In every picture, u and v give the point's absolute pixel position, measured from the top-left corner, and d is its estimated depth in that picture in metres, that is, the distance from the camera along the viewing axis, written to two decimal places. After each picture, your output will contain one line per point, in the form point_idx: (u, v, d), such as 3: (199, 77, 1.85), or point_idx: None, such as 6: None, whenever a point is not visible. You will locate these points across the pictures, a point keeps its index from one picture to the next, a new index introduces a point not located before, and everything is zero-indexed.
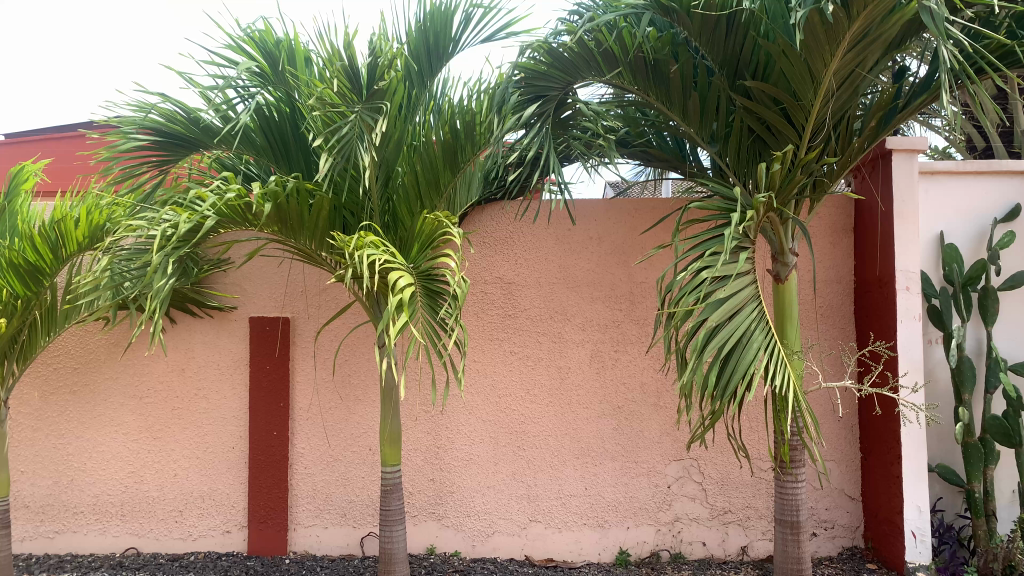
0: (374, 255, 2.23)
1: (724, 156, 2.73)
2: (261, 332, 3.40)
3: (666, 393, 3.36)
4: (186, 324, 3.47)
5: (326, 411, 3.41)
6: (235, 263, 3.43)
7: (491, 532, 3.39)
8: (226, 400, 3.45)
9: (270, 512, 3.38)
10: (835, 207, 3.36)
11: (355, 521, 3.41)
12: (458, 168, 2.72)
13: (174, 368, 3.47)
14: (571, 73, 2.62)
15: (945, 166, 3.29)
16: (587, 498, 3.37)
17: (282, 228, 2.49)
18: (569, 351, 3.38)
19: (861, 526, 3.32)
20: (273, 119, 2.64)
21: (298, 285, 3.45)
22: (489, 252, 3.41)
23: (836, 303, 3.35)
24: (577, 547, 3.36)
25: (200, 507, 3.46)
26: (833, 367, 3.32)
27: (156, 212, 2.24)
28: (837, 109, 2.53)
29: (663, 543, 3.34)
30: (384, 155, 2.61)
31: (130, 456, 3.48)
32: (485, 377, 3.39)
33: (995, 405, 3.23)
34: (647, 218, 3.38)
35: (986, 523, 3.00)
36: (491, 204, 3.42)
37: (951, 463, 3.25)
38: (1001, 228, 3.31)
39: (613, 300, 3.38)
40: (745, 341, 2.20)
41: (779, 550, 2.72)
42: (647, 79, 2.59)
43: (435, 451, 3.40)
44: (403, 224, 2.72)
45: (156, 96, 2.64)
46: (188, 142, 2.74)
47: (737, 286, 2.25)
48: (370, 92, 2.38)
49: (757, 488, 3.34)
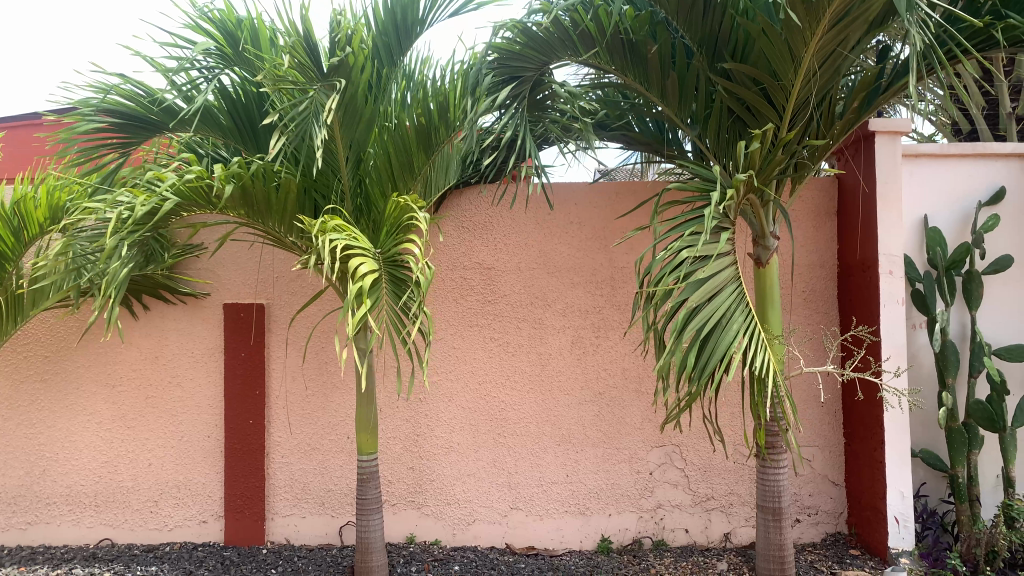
0: (336, 241, 2.16)
1: (705, 138, 2.68)
2: (235, 318, 3.34)
3: (647, 378, 3.31)
4: (159, 311, 3.41)
5: (304, 398, 3.36)
6: (208, 248, 3.37)
7: (471, 520, 3.35)
8: (200, 388, 3.39)
9: (247, 502, 3.33)
10: (818, 189, 3.31)
11: (334, 510, 3.36)
12: (431, 151, 2.64)
13: (147, 356, 3.40)
14: (544, 52, 2.56)
15: (928, 149, 3.24)
16: (568, 486, 3.33)
17: (248, 212, 2.43)
18: (550, 337, 3.32)
19: (844, 512, 3.29)
20: (239, 102, 2.57)
21: (270, 271, 3.39)
22: (467, 236, 3.35)
23: (819, 288, 3.30)
24: (559, 534, 3.33)
25: (176, 497, 3.41)
26: (814, 351, 3.27)
27: (114, 195, 2.18)
28: (820, 89, 2.47)
29: (646, 530, 3.30)
30: (354, 136, 2.54)
31: (103, 446, 3.42)
32: (464, 364, 3.34)
33: (979, 389, 3.20)
34: (628, 202, 3.32)
35: (969, 508, 2.95)
36: (468, 188, 3.36)
37: (935, 448, 3.22)
38: (986, 211, 3.27)
39: (595, 285, 3.32)
40: (725, 322, 2.13)
41: (762, 538, 2.70)
42: (624, 58, 2.53)
43: (414, 439, 3.36)
44: (376, 206, 2.65)
45: (115, 77, 2.57)
46: (152, 124, 2.67)
47: (717, 267, 2.20)
48: (329, 69, 2.32)
49: (739, 473, 3.30)
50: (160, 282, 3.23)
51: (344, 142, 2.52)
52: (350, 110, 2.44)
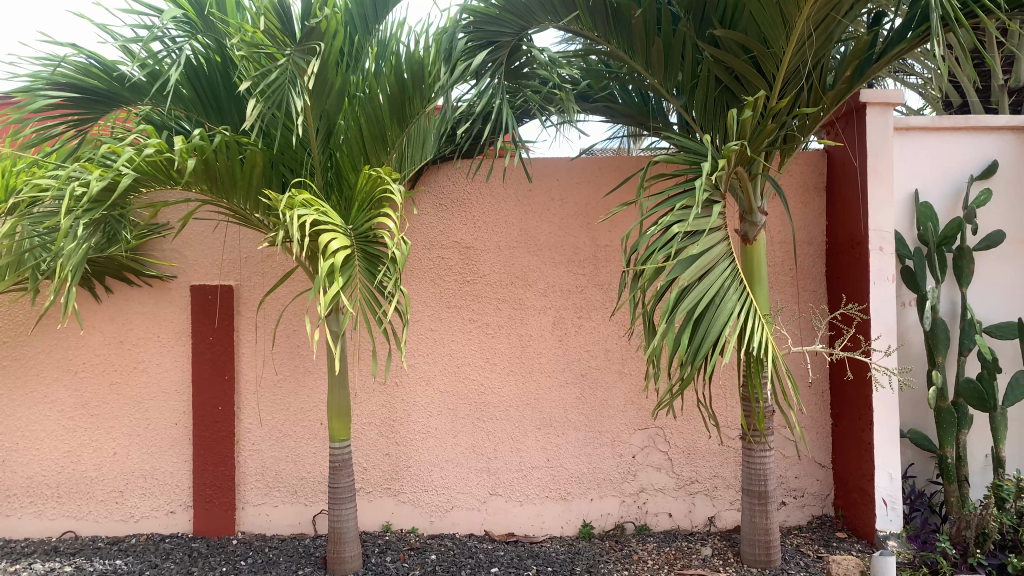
0: (305, 216, 2.02)
1: (691, 109, 2.59)
2: (203, 300, 3.20)
3: (631, 360, 3.22)
4: (123, 294, 3.26)
5: (275, 383, 3.23)
6: (173, 227, 3.22)
7: (449, 507, 3.25)
8: (167, 373, 3.25)
9: (216, 492, 3.21)
10: (808, 163, 3.21)
11: (307, 498, 3.25)
12: (406, 122, 2.50)
13: (111, 341, 3.26)
14: (523, 16, 2.42)
15: (919, 122, 3.17)
16: (549, 470, 3.24)
17: (211, 186, 2.28)
18: (530, 318, 3.21)
19: (831, 494, 3.22)
20: (201, 71, 2.42)
21: (237, 251, 3.25)
22: (445, 214, 3.23)
23: (807, 266, 3.21)
24: (539, 520, 3.23)
25: (142, 487, 3.28)
26: (803, 330, 3.19)
27: (66, 170, 2.03)
28: (811, 57, 2.38)
29: (628, 515, 3.22)
30: (325, 107, 2.39)
31: (65, 434, 3.28)
32: (441, 345, 3.23)
33: (969, 367, 3.14)
34: (611, 178, 3.21)
35: (958, 489, 2.92)
36: (445, 163, 3.23)
37: (924, 428, 3.15)
38: (977, 186, 3.20)
39: (577, 264, 3.21)
40: (718, 302, 2.01)
41: (748, 523, 2.63)
42: (607, 24, 2.41)
43: (391, 425, 3.24)
44: (346, 182, 2.53)
45: (66, 48, 2.38)
46: (110, 98, 2.51)
47: (708, 244, 2.07)
48: (303, 34, 2.17)
49: (725, 456, 3.21)
50: (124, 265, 3.08)
51: (316, 112, 2.36)
52: (323, 80, 2.29)
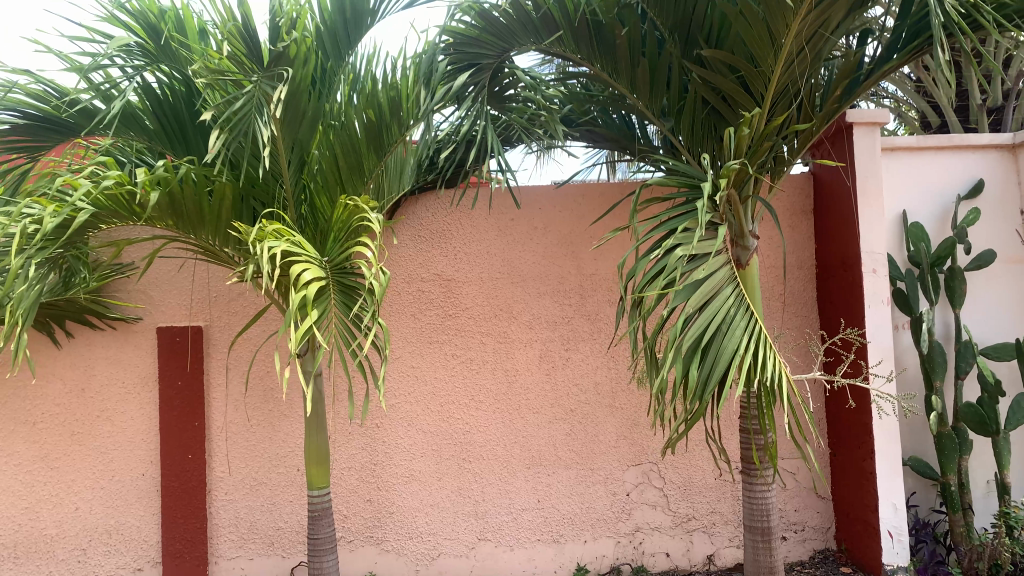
0: (276, 248, 1.89)
1: (678, 133, 2.50)
2: (170, 343, 3.04)
3: (621, 393, 3.10)
4: (85, 338, 3.08)
5: (248, 429, 3.07)
6: (138, 267, 3.06)
7: (436, 555, 3.08)
8: (133, 421, 3.07)
9: (187, 546, 3.02)
10: (795, 187, 3.15)
11: (285, 550, 3.07)
12: (383, 152, 2.38)
13: (72, 388, 3.07)
14: (504, 38, 2.34)
15: (904, 141, 3.13)
16: (540, 512, 3.09)
17: (177, 222, 2.14)
18: (516, 352, 3.09)
19: (833, 527, 3.10)
20: (165, 100, 2.31)
21: (207, 290, 3.10)
22: (424, 245, 3.11)
23: (798, 290, 3.13)
24: (530, 565, 3.08)
25: (107, 543, 3.07)
26: (799, 357, 3.10)
27: (17, 206, 1.88)
28: (799, 76, 2.30)
29: (624, 556, 3.07)
30: (297, 135, 2.27)
31: (22, 490, 3.06)
32: (424, 383, 3.09)
33: (968, 391, 3.07)
34: (595, 205, 3.12)
35: (963, 518, 2.81)
36: (424, 193, 3.12)
37: (923, 455, 3.06)
38: (965, 205, 3.15)
39: (562, 295, 3.10)
40: (725, 330, 1.90)
41: (750, 561, 2.47)
42: (591, 46, 2.33)
43: (372, 469, 3.08)
44: (322, 214, 2.41)
45: (20, 74, 2.24)
46: (67, 127, 2.38)
47: (712, 267, 1.97)
48: (271, 60, 2.04)
49: (721, 491, 3.09)
50: (86, 307, 2.91)
51: (287, 142, 2.24)
52: (293, 107, 2.17)
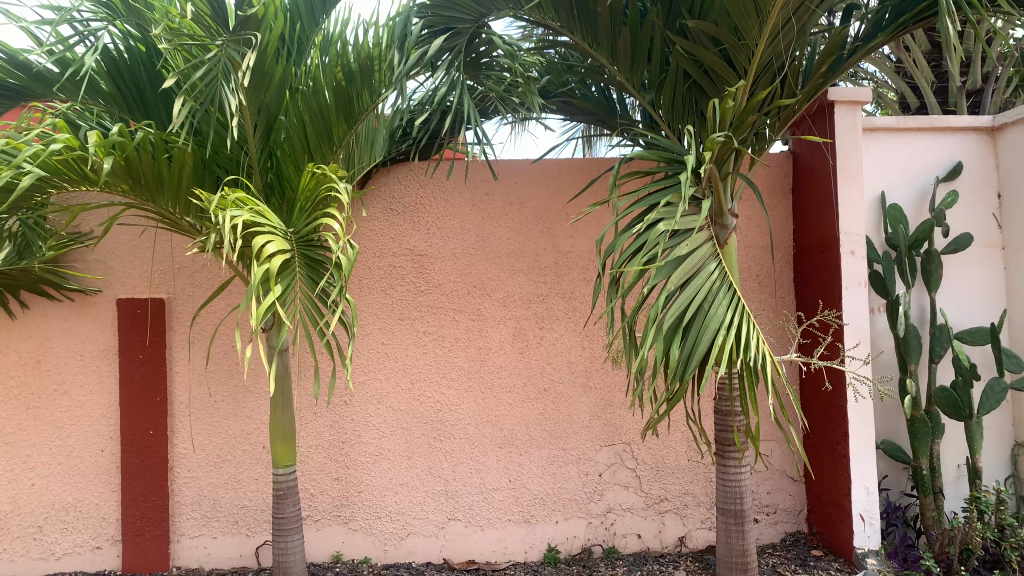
0: (238, 218, 1.79)
1: (658, 108, 2.43)
2: (131, 316, 2.93)
3: (596, 373, 3.05)
4: (41, 309, 2.96)
5: (212, 406, 2.98)
6: (96, 234, 2.95)
7: (404, 534, 3.03)
8: (92, 396, 2.97)
9: (148, 524, 2.93)
10: (774, 167, 3.10)
11: (249, 529, 3.00)
12: (353, 119, 2.29)
13: (28, 361, 2.96)
14: (482, 2, 2.22)
15: (885, 122, 3.09)
16: (511, 492, 3.04)
17: (135, 188, 2.03)
18: (489, 329, 3.02)
19: (804, 509, 3.09)
20: (122, 63, 2.19)
21: (170, 262, 3.00)
22: (396, 219, 3.02)
23: (775, 271, 3.09)
24: (500, 546, 3.03)
25: (64, 521, 2.98)
26: (777, 338, 3.05)
27: None
28: (783, 50, 2.24)
29: (595, 537, 3.04)
30: (263, 101, 2.17)
31: None
32: (395, 360, 3.01)
33: (941, 374, 3.06)
34: (572, 181, 3.05)
35: (934, 502, 2.80)
36: (397, 165, 3.04)
37: (895, 438, 3.06)
38: (943, 188, 3.13)
39: (537, 272, 3.04)
40: (706, 309, 1.84)
41: (723, 544, 2.44)
42: (571, 15, 2.24)
43: (340, 447, 3.01)
44: (290, 183, 2.32)
45: None
46: (15, 91, 2.28)
47: (694, 244, 1.92)
48: (238, 23, 1.95)
49: (694, 473, 3.06)
50: (41, 278, 2.79)
51: (252, 107, 2.13)
52: (260, 72, 2.07)
